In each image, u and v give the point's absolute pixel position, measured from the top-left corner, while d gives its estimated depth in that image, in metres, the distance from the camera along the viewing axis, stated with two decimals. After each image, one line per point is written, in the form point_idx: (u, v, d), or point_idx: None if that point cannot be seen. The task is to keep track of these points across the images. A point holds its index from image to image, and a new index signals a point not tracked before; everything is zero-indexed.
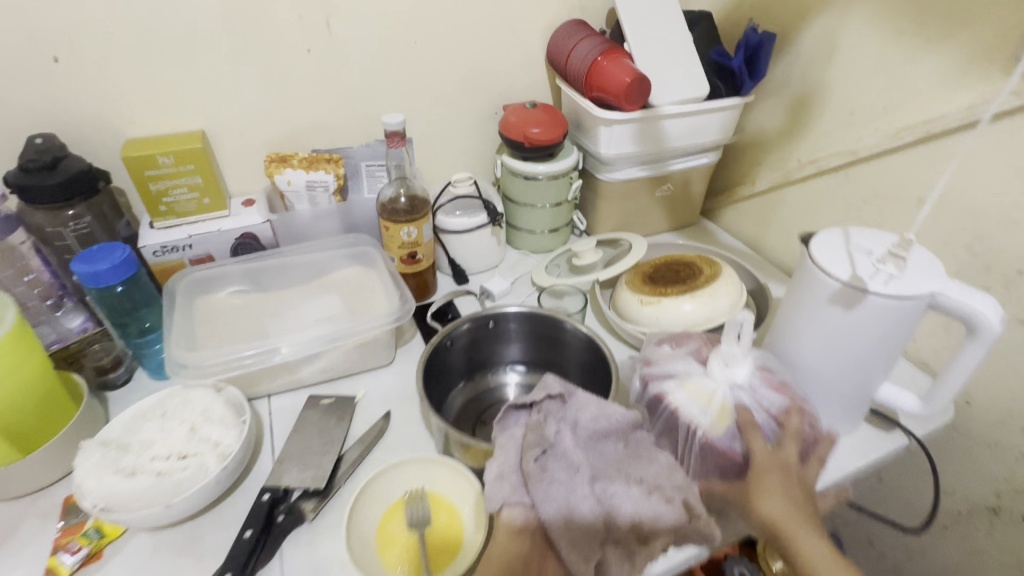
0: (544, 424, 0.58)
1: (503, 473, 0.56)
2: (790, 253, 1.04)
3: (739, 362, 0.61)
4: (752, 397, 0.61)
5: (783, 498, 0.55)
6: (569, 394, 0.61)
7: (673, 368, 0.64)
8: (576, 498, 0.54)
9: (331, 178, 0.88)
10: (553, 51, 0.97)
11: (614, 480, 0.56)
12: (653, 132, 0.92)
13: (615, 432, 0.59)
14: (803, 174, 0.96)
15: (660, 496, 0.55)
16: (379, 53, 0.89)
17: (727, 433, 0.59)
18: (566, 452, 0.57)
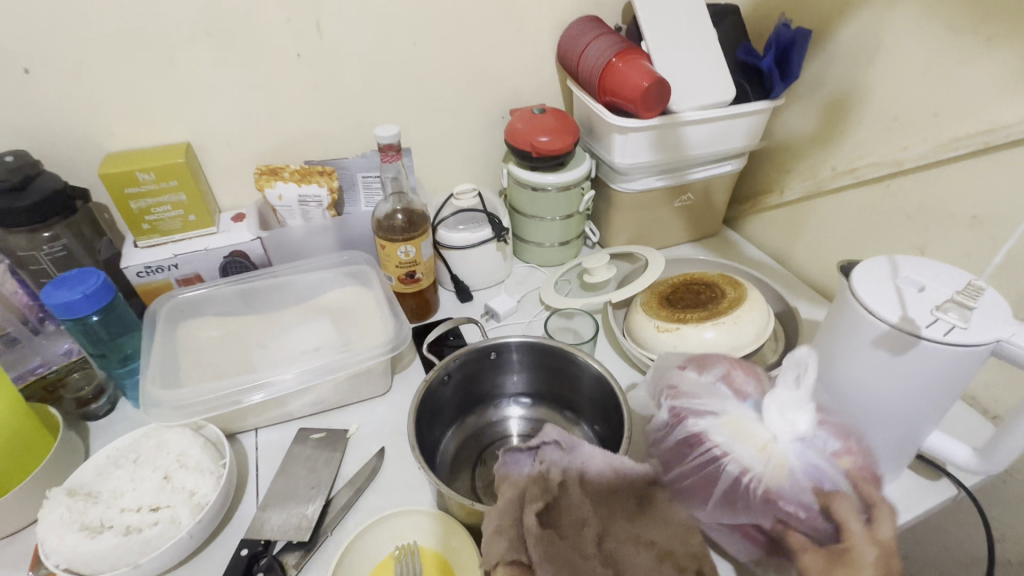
0: (548, 473, 0.56)
1: (501, 528, 0.52)
2: (821, 269, 0.96)
3: (801, 408, 0.52)
4: (816, 448, 0.52)
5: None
6: (574, 444, 0.58)
7: (707, 404, 0.56)
8: (581, 562, 0.50)
9: (324, 193, 0.83)
10: (563, 52, 0.90)
11: (622, 541, 0.52)
12: (672, 140, 0.84)
13: (626, 487, 0.55)
14: (838, 185, 0.87)
15: (673, 564, 0.50)
16: (375, 57, 0.83)
17: (793, 486, 0.50)
18: (574, 509, 0.53)
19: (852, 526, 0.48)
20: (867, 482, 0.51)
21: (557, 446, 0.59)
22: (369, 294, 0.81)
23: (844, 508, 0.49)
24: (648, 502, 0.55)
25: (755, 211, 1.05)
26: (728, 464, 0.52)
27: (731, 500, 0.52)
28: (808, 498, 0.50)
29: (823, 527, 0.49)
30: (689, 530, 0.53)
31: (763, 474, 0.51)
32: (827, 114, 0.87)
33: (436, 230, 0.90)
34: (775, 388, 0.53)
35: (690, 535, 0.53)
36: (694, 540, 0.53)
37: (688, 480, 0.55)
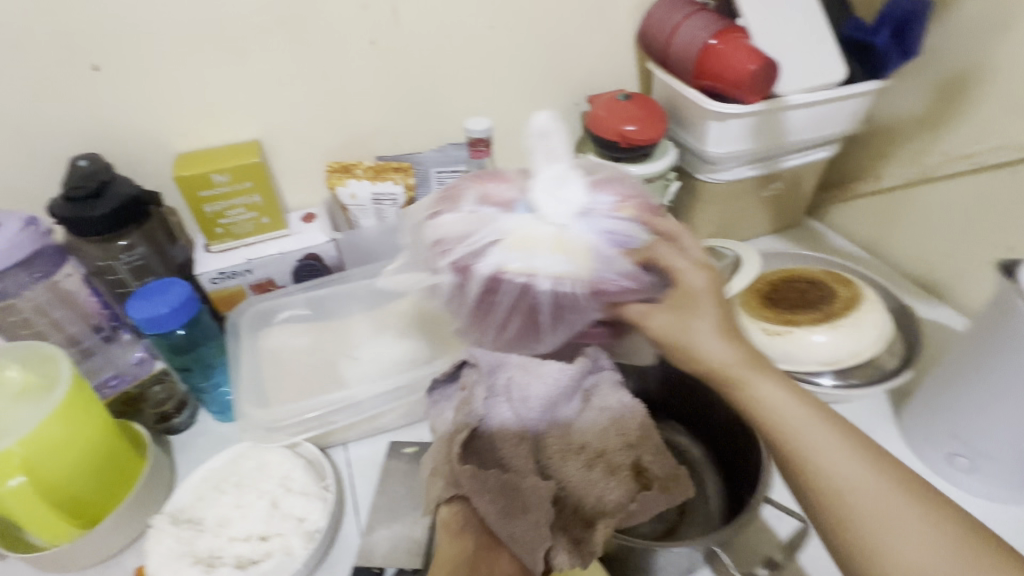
0: (472, 394, 0.61)
1: (437, 468, 0.57)
2: (918, 261, 0.90)
3: (568, 183, 0.54)
4: (599, 219, 0.55)
5: (726, 337, 0.51)
6: (484, 355, 0.62)
7: (479, 237, 0.54)
8: (521, 478, 0.57)
9: (401, 190, 0.78)
10: (647, 31, 0.83)
11: (557, 455, 0.62)
12: (772, 126, 0.78)
13: (561, 395, 0.63)
14: (951, 171, 0.81)
15: (604, 466, 0.61)
16: (451, 42, 0.77)
17: (603, 262, 0.53)
18: (504, 430, 0.60)
19: (674, 260, 0.53)
20: (652, 216, 0.57)
21: (484, 371, 0.61)
22: None
23: (663, 254, 0.54)
24: (584, 407, 0.64)
25: (843, 198, 0.98)
26: (539, 285, 0.52)
27: (592, 302, 0.54)
28: (626, 265, 0.53)
29: (644, 280, 0.54)
30: (622, 422, 0.63)
31: (574, 272, 0.52)
32: (939, 94, 0.80)
33: None
34: (536, 175, 0.55)
35: (625, 427, 0.63)
36: (630, 430, 0.63)
37: (512, 321, 0.56)
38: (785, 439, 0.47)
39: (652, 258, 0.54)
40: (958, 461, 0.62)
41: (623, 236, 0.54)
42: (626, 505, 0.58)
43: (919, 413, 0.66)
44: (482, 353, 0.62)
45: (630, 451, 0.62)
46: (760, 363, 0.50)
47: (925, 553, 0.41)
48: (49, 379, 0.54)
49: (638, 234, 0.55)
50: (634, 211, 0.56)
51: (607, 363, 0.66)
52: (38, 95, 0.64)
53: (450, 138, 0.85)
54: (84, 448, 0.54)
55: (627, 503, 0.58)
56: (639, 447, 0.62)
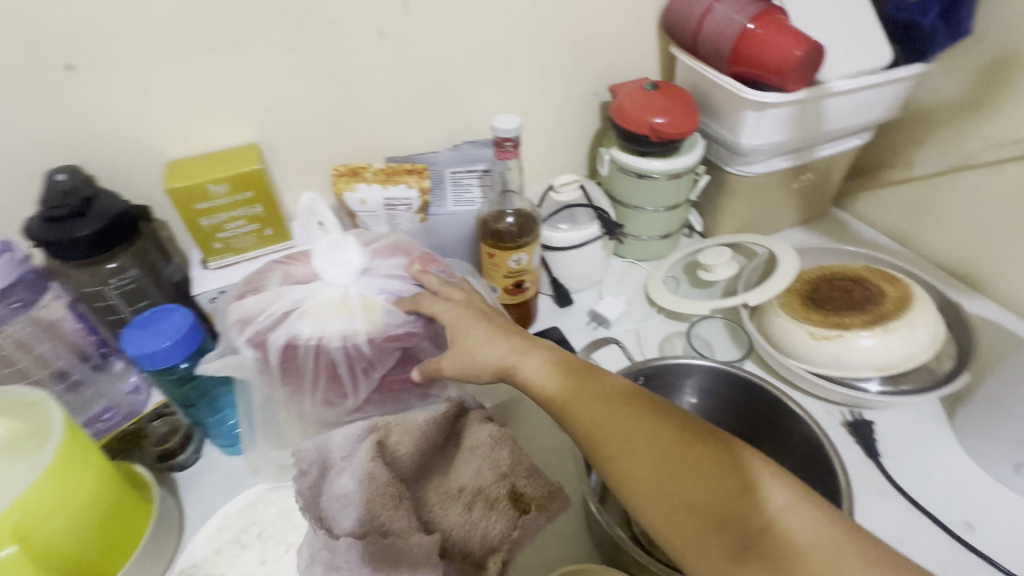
0: (331, 461, 0.52)
1: (314, 556, 0.50)
2: (954, 252, 0.86)
3: (347, 247, 0.49)
4: (381, 278, 0.51)
5: (496, 336, 0.50)
6: (336, 437, 0.53)
7: (272, 308, 0.48)
8: (403, 539, 0.49)
9: (416, 195, 0.72)
10: (674, 15, 0.77)
11: (434, 503, 0.53)
12: (812, 114, 0.73)
13: (433, 440, 0.54)
14: (994, 158, 0.77)
15: (483, 502, 0.52)
16: (466, 30, 0.70)
17: (389, 316, 0.49)
18: (369, 481, 0.50)
19: (444, 306, 0.51)
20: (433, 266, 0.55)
21: (348, 440, 0.53)
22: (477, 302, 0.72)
23: (430, 302, 0.50)
24: (457, 449, 0.56)
25: (873, 187, 0.94)
26: (327, 343, 0.46)
27: (369, 369, 0.48)
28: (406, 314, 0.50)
29: (429, 326, 0.51)
30: (496, 449, 0.54)
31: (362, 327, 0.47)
32: (982, 77, 0.75)
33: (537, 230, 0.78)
34: (314, 247, 0.50)
35: (497, 454, 0.54)
36: (503, 455, 0.54)
37: (322, 389, 0.49)
38: (606, 447, 0.44)
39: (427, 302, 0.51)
40: None
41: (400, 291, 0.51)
42: (508, 537, 0.51)
43: (979, 418, 0.63)
44: (334, 441, 0.53)
45: (506, 479, 0.53)
46: (529, 345, 0.50)
47: (691, 488, 0.41)
48: (41, 430, 0.47)
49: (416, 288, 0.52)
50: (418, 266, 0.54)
51: (473, 401, 0.58)
52: (4, 101, 0.56)
53: (465, 136, 0.78)
54: (80, 506, 0.48)
55: (509, 535, 0.51)
56: (515, 472, 0.53)
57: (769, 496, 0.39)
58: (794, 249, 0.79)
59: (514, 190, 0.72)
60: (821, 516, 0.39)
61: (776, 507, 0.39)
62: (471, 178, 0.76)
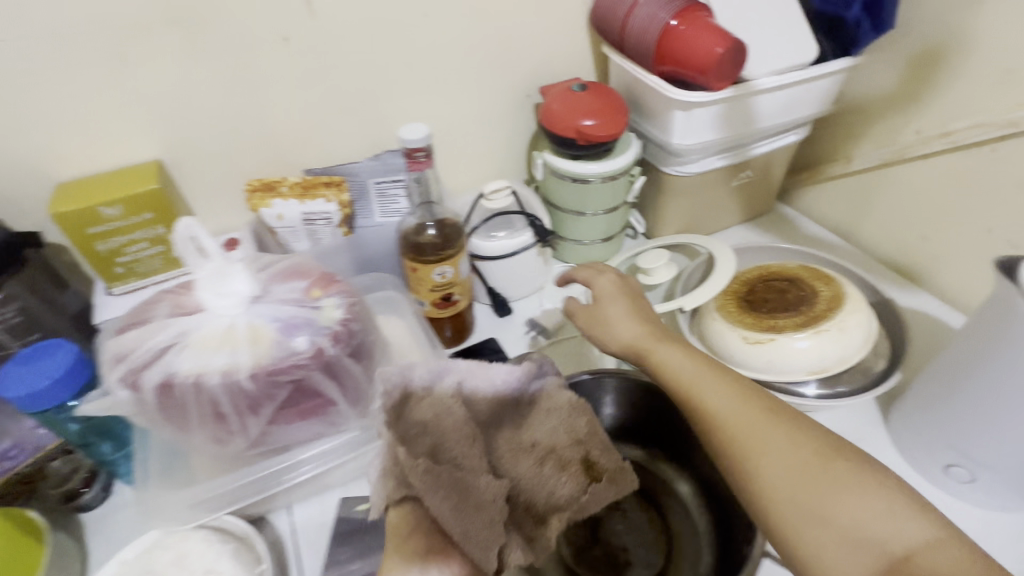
0: (414, 386, 0.48)
1: (385, 470, 0.45)
2: (895, 245, 0.85)
3: (229, 275, 0.46)
4: (276, 304, 0.47)
5: (634, 322, 0.58)
6: (417, 369, 0.49)
7: (149, 342, 0.45)
8: (474, 477, 0.47)
9: (335, 208, 0.69)
10: (602, 13, 0.75)
11: (505, 452, 0.51)
12: (742, 112, 0.71)
13: (511, 396, 0.52)
14: (927, 151, 0.76)
15: (555, 462, 0.50)
16: (380, 34, 0.67)
17: (280, 349, 0.45)
18: (445, 415, 0.48)
19: (599, 278, 0.63)
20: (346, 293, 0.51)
21: (429, 373, 0.50)
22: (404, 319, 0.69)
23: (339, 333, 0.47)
24: (530, 404, 0.53)
25: (814, 181, 0.93)
26: (206, 381, 0.43)
27: (254, 406, 0.45)
28: (301, 346, 0.45)
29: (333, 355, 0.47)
30: (574, 415, 0.52)
31: (245, 363, 0.44)
32: (913, 69, 0.74)
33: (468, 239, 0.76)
34: (195, 276, 0.46)
35: (576, 419, 0.52)
36: (581, 423, 0.52)
37: (207, 428, 0.45)
38: (715, 414, 0.49)
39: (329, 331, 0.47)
40: (956, 472, 0.57)
41: (297, 319, 0.47)
42: (577, 500, 0.50)
43: (908, 418, 0.62)
44: (418, 369, 0.49)
45: (581, 445, 0.52)
46: (663, 337, 0.56)
47: (790, 472, 0.44)
48: None
49: (317, 314, 0.48)
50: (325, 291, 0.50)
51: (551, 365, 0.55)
52: None
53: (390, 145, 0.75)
54: None
55: (577, 498, 0.50)
56: (593, 440, 0.52)
57: (858, 499, 0.42)
58: (732, 251, 0.78)
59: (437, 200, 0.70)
60: (908, 518, 0.41)
61: (859, 506, 0.42)
62: (397, 188, 0.73)
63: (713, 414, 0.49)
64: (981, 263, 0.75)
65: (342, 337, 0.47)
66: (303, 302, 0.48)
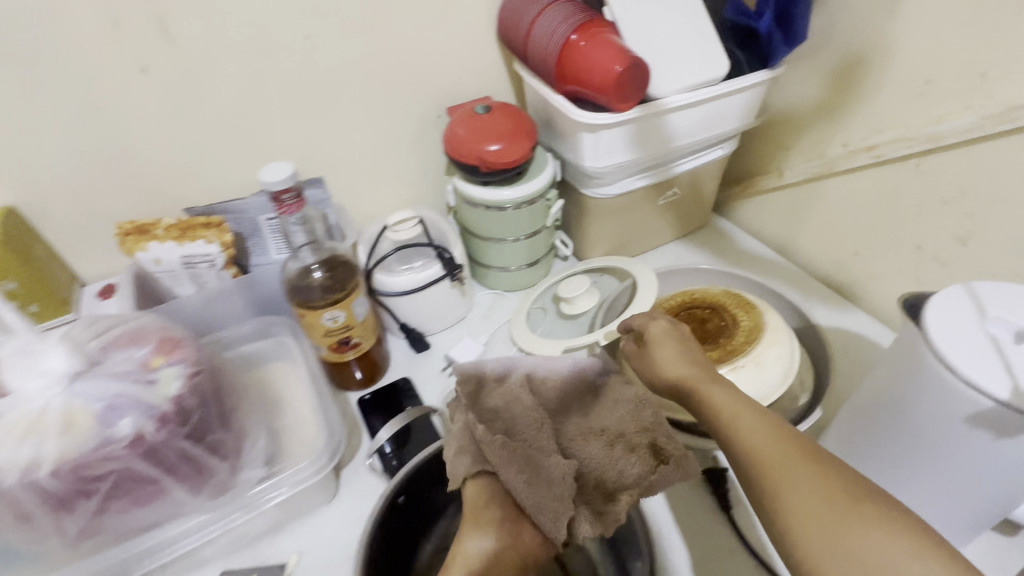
0: (487, 378, 0.59)
1: (463, 446, 0.54)
2: (830, 261, 0.82)
3: (42, 352, 0.42)
4: (101, 380, 0.43)
5: (684, 359, 0.50)
6: (489, 362, 0.60)
7: None
8: (545, 456, 0.52)
9: (217, 251, 0.63)
10: (506, 28, 0.70)
11: (575, 435, 0.56)
12: (654, 132, 0.67)
13: (577, 385, 0.60)
14: (853, 165, 0.72)
15: (624, 445, 0.54)
16: (253, 60, 0.62)
17: (95, 437, 0.41)
18: (514, 401, 0.56)
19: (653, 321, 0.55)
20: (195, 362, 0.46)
21: (500, 368, 0.60)
22: (293, 365, 0.65)
23: (170, 413, 0.43)
24: (604, 394, 0.59)
25: (748, 194, 0.89)
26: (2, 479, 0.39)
27: (64, 503, 0.41)
28: (119, 431, 0.41)
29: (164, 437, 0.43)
30: (641, 405, 0.56)
31: (50, 456, 0.40)
32: (836, 80, 0.70)
33: (371, 274, 0.71)
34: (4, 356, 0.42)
35: (641, 410, 0.56)
36: (646, 413, 0.56)
37: (19, 522, 0.42)
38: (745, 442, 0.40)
39: (160, 411, 0.43)
40: None
41: (124, 398, 0.42)
42: (646, 479, 0.52)
43: None
44: (490, 364, 0.60)
45: (650, 432, 0.55)
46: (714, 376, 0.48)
47: (818, 508, 0.35)
48: None
49: (145, 392, 0.43)
50: (168, 361, 0.45)
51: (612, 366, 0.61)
52: None
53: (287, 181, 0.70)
54: None
55: (646, 479, 0.52)
56: (658, 428, 0.55)
57: (882, 536, 0.33)
58: (656, 275, 0.74)
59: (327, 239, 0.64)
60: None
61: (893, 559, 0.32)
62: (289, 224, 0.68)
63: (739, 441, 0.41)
64: (913, 281, 0.72)
65: (172, 420, 0.43)
66: (136, 376, 0.44)
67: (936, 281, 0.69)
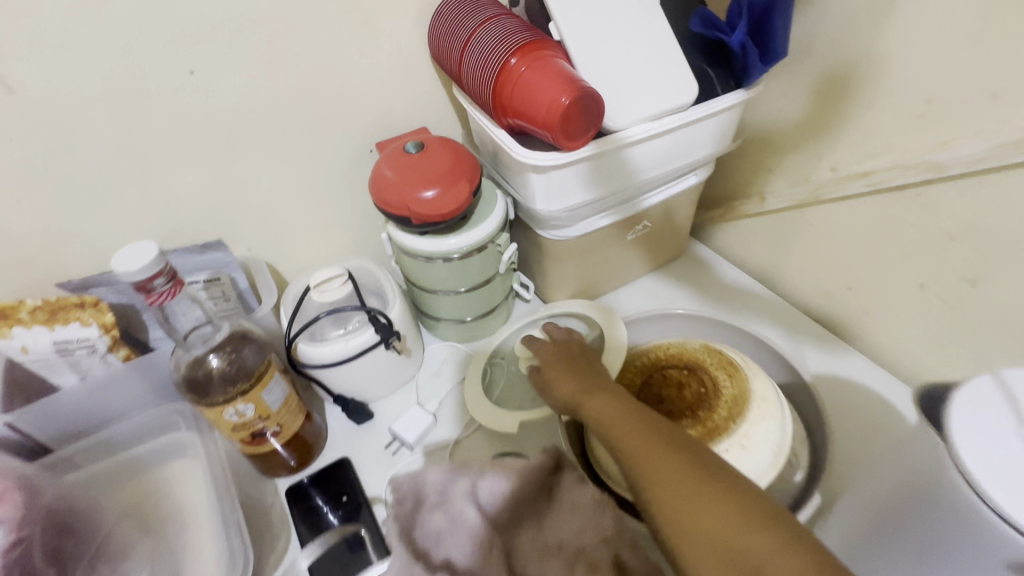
0: (426, 498, 0.52)
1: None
2: (820, 294, 0.73)
3: None
4: None
5: (576, 378, 0.54)
6: (431, 473, 0.53)
7: None
8: None
9: (97, 334, 0.53)
10: (438, 46, 0.59)
11: (530, 555, 0.49)
12: (614, 168, 0.57)
13: (527, 492, 0.51)
14: (844, 193, 0.63)
15: (584, 564, 0.47)
16: (126, 103, 0.51)
17: None
18: (458, 523, 0.50)
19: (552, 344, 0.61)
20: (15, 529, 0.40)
21: (442, 480, 0.53)
22: (197, 465, 0.55)
23: None
24: (558, 501, 0.51)
25: (728, 219, 0.80)
26: None
27: None
28: None
29: None
30: (598, 513, 0.49)
31: None
32: (821, 97, 0.61)
33: (293, 345, 0.61)
34: None
35: (600, 517, 0.49)
36: (607, 520, 0.49)
37: None
38: (619, 443, 0.45)
39: None
40: None
41: None
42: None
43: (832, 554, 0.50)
44: (431, 477, 0.53)
45: (610, 544, 0.48)
46: (600, 388, 0.52)
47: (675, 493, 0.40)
48: None
49: None
50: None
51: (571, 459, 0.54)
52: None
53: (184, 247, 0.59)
54: None
55: None
56: (619, 538, 0.48)
57: (720, 517, 0.37)
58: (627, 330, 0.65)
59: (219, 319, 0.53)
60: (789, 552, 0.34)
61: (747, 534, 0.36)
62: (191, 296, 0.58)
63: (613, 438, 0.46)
64: (916, 324, 0.63)
65: None
66: None
67: (942, 325, 0.60)
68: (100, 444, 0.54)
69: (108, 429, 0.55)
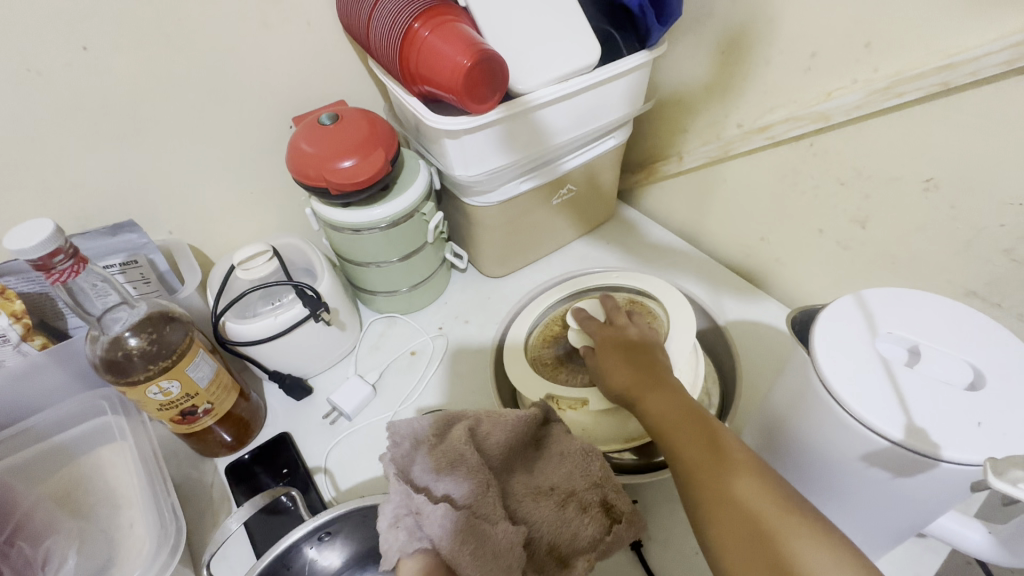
0: (425, 439, 0.50)
1: (398, 517, 0.44)
2: (738, 245, 0.77)
3: None
4: None
5: (627, 367, 0.52)
6: (428, 419, 0.51)
7: None
8: (490, 524, 0.45)
9: (6, 323, 0.52)
10: (346, 16, 0.59)
11: (523, 496, 0.49)
12: (527, 130, 0.59)
13: (522, 441, 0.51)
14: (748, 148, 0.66)
15: (576, 504, 0.48)
16: (12, 82, 0.49)
17: None
18: (459, 460, 0.48)
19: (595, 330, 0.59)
20: None
21: (440, 424, 0.51)
22: (125, 447, 0.55)
23: None
24: (548, 447, 0.52)
25: (652, 181, 0.83)
26: None
27: None
28: None
29: None
30: (589, 458, 0.50)
31: None
32: (723, 56, 0.64)
33: (220, 323, 0.60)
34: None
35: (590, 462, 0.49)
36: (595, 465, 0.49)
37: None
38: (674, 449, 0.45)
39: None
40: None
41: None
42: (600, 543, 0.47)
43: None
44: (428, 421, 0.51)
45: (599, 488, 0.49)
46: (655, 381, 0.50)
47: (753, 496, 0.39)
48: None
49: None
50: None
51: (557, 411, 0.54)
52: None
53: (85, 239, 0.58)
54: None
55: (601, 541, 0.47)
56: (609, 482, 0.49)
57: (798, 534, 0.37)
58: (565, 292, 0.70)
59: (132, 297, 0.53)
60: (812, 532, 0.37)
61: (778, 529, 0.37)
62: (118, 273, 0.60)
63: (666, 440, 0.46)
64: (820, 267, 0.68)
65: None
66: None
67: (841, 265, 0.65)
68: (22, 434, 0.53)
69: (29, 420, 0.54)
